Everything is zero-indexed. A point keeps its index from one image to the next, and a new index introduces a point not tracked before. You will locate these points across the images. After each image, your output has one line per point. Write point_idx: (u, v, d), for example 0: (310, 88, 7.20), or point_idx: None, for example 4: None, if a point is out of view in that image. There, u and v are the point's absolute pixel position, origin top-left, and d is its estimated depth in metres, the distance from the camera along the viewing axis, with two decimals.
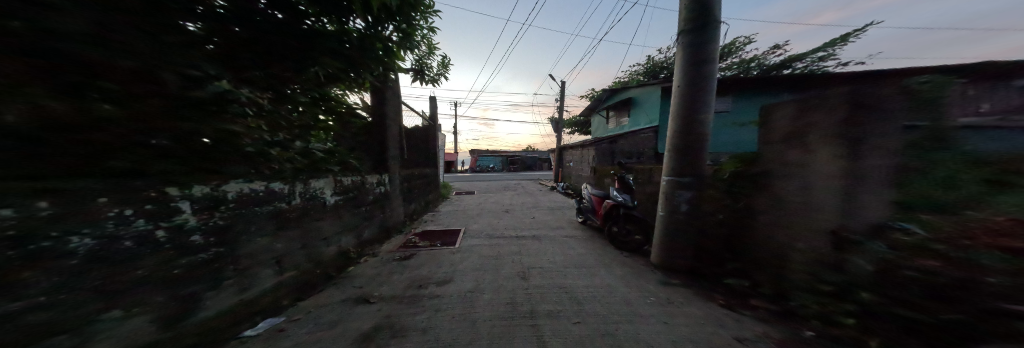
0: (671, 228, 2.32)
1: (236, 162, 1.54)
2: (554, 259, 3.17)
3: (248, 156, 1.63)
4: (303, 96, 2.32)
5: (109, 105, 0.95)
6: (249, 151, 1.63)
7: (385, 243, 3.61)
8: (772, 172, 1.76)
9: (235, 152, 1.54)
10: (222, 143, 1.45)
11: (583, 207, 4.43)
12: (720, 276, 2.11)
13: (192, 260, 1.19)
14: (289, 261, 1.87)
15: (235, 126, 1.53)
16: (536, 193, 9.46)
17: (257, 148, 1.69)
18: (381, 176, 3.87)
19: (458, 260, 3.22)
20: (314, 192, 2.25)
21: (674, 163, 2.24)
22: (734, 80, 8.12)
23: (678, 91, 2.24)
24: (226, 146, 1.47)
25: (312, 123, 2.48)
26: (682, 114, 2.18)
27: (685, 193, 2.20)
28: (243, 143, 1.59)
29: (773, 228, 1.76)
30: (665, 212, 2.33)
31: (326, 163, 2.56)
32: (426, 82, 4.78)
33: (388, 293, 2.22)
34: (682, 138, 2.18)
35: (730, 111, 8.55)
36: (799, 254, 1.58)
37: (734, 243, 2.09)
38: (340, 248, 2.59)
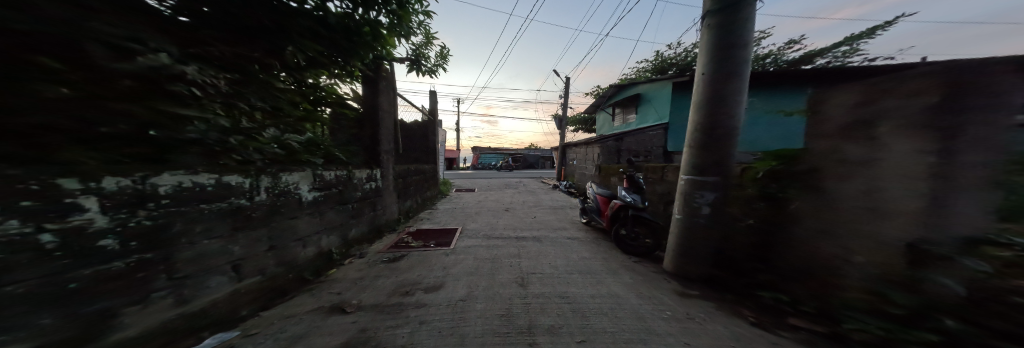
0: (690, 232, 2.04)
1: (177, 150, 1.32)
2: (556, 264, 2.92)
3: (197, 142, 1.42)
4: (284, 83, 2.14)
5: (62, 89, 0.90)
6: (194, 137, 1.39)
7: (375, 242, 3.41)
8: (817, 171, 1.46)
9: (177, 138, 1.31)
10: (162, 127, 1.24)
11: (587, 207, 4.17)
12: (747, 289, 1.83)
13: (99, 270, 0.97)
14: (250, 265, 1.65)
15: (183, 109, 1.32)
16: (539, 192, 9.20)
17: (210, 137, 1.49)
18: (374, 170, 3.62)
19: (452, 263, 3.01)
20: (285, 187, 1.94)
21: (695, 161, 1.95)
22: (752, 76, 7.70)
23: (702, 81, 1.95)
24: (167, 132, 1.26)
25: (292, 110, 2.23)
26: (707, 105, 1.89)
27: (710, 193, 1.89)
28: (190, 128, 1.37)
29: (812, 237, 1.46)
30: (681, 214, 2.07)
31: (307, 155, 2.33)
32: (422, 74, 4.54)
33: (368, 301, 2.00)
34: (706, 133, 1.88)
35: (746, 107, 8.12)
36: (850, 270, 1.29)
37: (764, 253, 1.79)
38: (320, 249, 2.37)
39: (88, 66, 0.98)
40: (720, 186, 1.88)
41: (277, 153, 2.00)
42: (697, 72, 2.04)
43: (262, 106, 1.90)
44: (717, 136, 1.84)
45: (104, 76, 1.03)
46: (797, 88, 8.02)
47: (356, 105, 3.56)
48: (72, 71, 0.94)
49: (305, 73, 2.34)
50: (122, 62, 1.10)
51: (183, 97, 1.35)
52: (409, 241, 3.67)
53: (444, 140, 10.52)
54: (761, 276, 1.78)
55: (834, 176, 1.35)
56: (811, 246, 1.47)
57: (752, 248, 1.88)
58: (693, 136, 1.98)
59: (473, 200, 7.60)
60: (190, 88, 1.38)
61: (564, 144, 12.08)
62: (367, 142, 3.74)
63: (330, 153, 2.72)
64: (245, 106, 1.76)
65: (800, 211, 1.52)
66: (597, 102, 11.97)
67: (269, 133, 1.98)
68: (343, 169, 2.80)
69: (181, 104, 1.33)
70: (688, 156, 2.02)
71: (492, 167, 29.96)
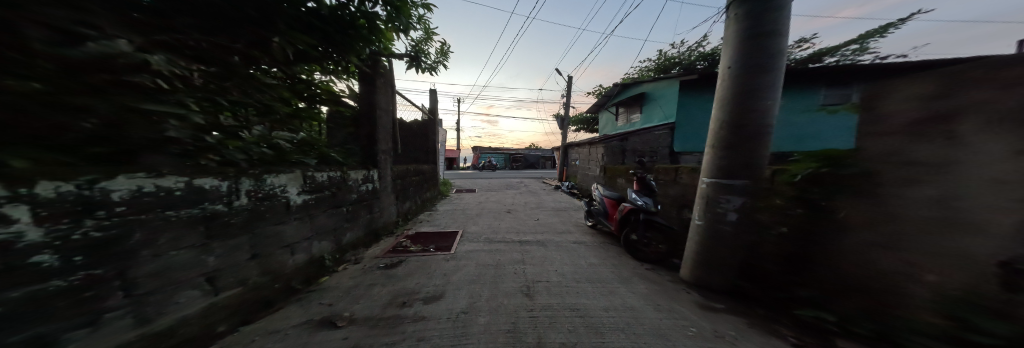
0: (713, 239, 1.87)
1: (140, 151, 1.16)
2: (563, 272, 2.76)
3: (164, 141, 1.25)
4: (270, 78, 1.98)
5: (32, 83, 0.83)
6: (167, 135, 1.25)
7: (372, 247, 3.26)
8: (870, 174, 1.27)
9: (144, 137, 1.16)
10: (124, 125, 1.10)
11: (594, 210, 4.01)
12: (787, 305, 1.65)
13: (27, 293, 0.79)
14: (227, 277, 1.48)
15: (154, 104, 1.18)
16: (540, 193, 9.04)
17: (180, 134, 1.32)
18: (371, 172, 3.46)
19: (453, 269, 2.86)
20: (272, 189, 1.75)
21: (720, 163, 1.78)
22: None
23: (729, 75, 1.78)
24: (128, 131, 1.11)
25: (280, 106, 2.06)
26: (734, 102, 1.72)
27: (737, 198, 1.72)
28: (162, 126, 1.23)
29: (866, 249, 1.29)
30: (703, 220, 1.91)
31: (297, 156, 2.16)
32: (422, 71, 4.39)
33: (361, 313, 1.82)
34: (733, 132, 1.71)
35: None
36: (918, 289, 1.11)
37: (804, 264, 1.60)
38: (312, 256, 2.20)
39: (43, 55, 0.88)
40: (749, 190, 1.70)
41: (261, 153, 1.83)
42: (722, 65, 1.87)
43: (247, 103, 1.74)
44: (746, 135, 1.67)
45: (61, 67, 0.91)
46: (807, 87, 7.83)
47: (352, 103, 3.40)
48: (44, 63, 0.88)
49: (295, 67, 2.17)
50: (66, 46, 0.94)
51: (144, 90, 1.17)
52: (407, 246, 3.51)
53: (444, 140, 10.37)
54: (799, 290, 1.60)
55: (896, 181, 1.17)
56: (864, 259, 1.29)
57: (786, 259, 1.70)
58: (718, 136, 1.81)
59: (474, 201, 7.44)
60: (154, 80, 1.20)
61: (566, 144, 11.94)
62: (364, 142, 3.58)
63: (324, 153, 2.56)
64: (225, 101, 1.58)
65: (850, 220, 1.35)
66: (599, 102, 11.83)
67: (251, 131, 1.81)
68: (337, 170, 2.63)
69: (150, 99, 1.17)
70: (711, 157, 1.85)
71: (492, 167, 29.80)
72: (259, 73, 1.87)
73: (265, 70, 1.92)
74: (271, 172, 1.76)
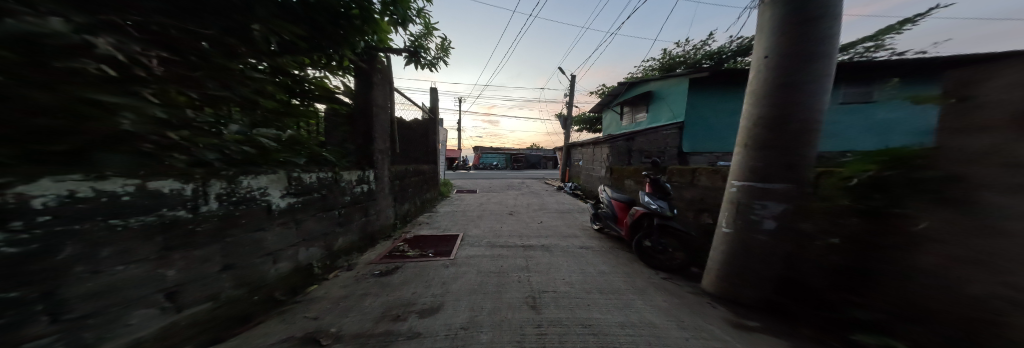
0: (745, 249, 1.72)
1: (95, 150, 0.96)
2: (571, 281, 2.57)
3: (122, 138, 1.03)
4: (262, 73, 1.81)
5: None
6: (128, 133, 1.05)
7: (367, 252, 3.08)
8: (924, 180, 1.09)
9: (103, 134, 0.97)
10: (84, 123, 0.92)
11: (600, 213, 3.82)
12: (845, 328, 1.42)
13: None
14: (197, 291, 1.26)
15: (105, 94, 0.96)
16: (543, 194, 8.85)
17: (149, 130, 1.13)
18: (367, 172, 3.28)
19: (452, 278, 2.67)
20: (251, 193, 1.54)
21: (754, 164, 1.61)
22: None
23: (766, 66, 1.61)
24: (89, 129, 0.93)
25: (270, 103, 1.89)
26: (773, 95, 1.55)
27: (776, 204, 1.55)
28: (122, 124, 1.02)
29: (933, 267, 1.08)
30: (733, 227, 1.76)
31: (282, 155, 1.96)
32: (422, 68, 4.20)
33: (350, 329, 1.61)
34: (771, 128, 1.53)
35: None
36: (998, 318, 0.90)
37: (862, 281, 1.39)
38: (298, 264, 2.00)
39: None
40: (789, 195, 1.52)
41: (243, 152, 1.64)
42: (757, 55, 1.69)
43: (230, 99, 1.55)
44: (787, 133, 1.48)
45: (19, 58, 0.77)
46: None
47: (347, 100, 3.24)
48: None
49: (282, 58, 1.98)
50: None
51: (93, 79, 0.94)
52: (404, 250, 3.34)
53: (445, 140, 10.19)
54: (859, 311, 1.39)
55: None
56: (930, 277, 1.09)
57: (842, 274, 1.49)
58: (752, 133, 1.64)
59: (475, 202, 7.24)
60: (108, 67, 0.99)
61: (569, 145, 11.76)
62: (359, 141, 3.40)
63: (315, 153, 2.39)
64: (198, 94, 1.38)
65: (911, 230, 1.15)
66: (603, 101, 11.59)
67: (233, 128, 1.61)
68: (329, 171, 2.44)
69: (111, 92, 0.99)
70: (743, 157, 1.68)
71: (493, 167, 29.61)
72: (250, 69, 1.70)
73: (255, 65, 1.74)
74: (247, 174, 1.54)
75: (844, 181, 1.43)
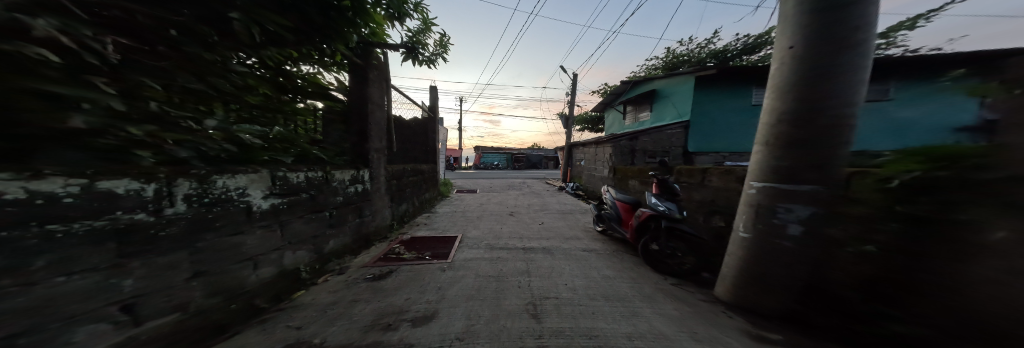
0: (766, 256, 1.58)
1: (38, 146, 0.83)
2: (574, 287, 2.43)
3: (75, 134, 0.91)
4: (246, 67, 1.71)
5: None
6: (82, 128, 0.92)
7: (362, 254, 2.96)
8: (975, 181, 0.97)
9: (49, 128, 0.84)
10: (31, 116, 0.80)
11: (604, 215, 3.69)
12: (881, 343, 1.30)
13: None
14: (163, 300, 1.14)
15: (53, 85, 0.84)
16: (544, 194, 8.70)
17: (113, 126, 1.02)
18: (362, 172, 3.16)
19: (450, 282, 2.55)
20: (228, 193, 1.40)
21: (777, 164, 1.48)
22: None
23: (792, 57, 1.48)
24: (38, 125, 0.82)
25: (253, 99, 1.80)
26: (800, 89, 1.42)
27: (803, 207, 1.41)
28: (71, 119, 0.89)
29: (990, 280, 0.95)
30: (752, 232, 1.63)
31: (264, 152, 1.85)
32: (420, 64, 4.08)
33: (337, 340, 1.49)
34: (798, 125, 1.40)
35: None
36: None
37: (901, 293, 1.26)
38: (282, 269, 1.87)
39: None
40: (816, 197, 1.39)
41: (222, 150, 1.51)
42: (781, 46, 1.56)
43: (206, 92, 1.45)
44: (816, 130, 1.35)
45: None
46: None
47: (341, 97, 3.13)
48: None
49: (267, 50, 1.86)
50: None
51: (40, 66, 0.83)
52: (400, 253, 3.22)
53: (445, 140, 10.07)
54: (895, 324, 1.27)
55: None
56: (988, 291, 0.96)
57: (876, 281, 1.35)
58: (775, 131, 1.51)
59: (475, 202, 7.11)
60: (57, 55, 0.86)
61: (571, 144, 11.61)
62: (354, 139, 3.28)
63: (306, 151, 2.29)
64: (168, 86, 1.26)
65: (962, 237, 1.01)
66: (605, 100, 11.44)
67: (212, 123, 1.49)
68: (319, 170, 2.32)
69: (61, 82, 0.87)
70: (765, 157, 1.56)
71: (494, 167, 29.42)
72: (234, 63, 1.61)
73: (238, 58, 1.64)
74: (226, 173, 1.40)
75: (885, 182, 1.28)
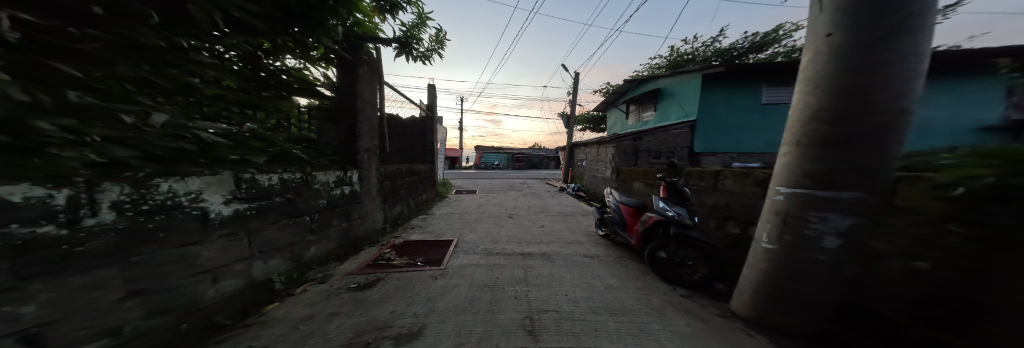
0: (793, 270, 1.38)
1: None
2: (574, 298, 2.24)
3: None
4: (210, 56, 1.56)
5: None
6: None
7: (349, 260, 2.79)
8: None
9: None
10: None
11: (607, 219, 3.50)
12: None
13: None
14: (84, 327, 0.94)
15: None
16: (545, 195, 8.51)
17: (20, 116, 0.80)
18: (350, 173, 2.98)
19: (441, 292, 2.36)
20: (171, 199, 1.21)
21: (810, 167, 1.29)
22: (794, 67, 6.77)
23: (829, 46, 1.29)
24: None
25: (221, 90, 1.65)
26: (839, 82, 1.23)
27: (841, 217, 1.21)
28: None
29: None
30: (777, 243, 1.43)
31: (233, 153, 1.68)
32: (415, 60, 3.91)
33: None
34: (836, 123, 1.21)
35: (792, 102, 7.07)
36: None
37: (959, 315, 1.03)
38: (251, 279, 1.69)
39: None
40: (857, 206, 1.18)
41: (172, 150, 1.34)
42: (816, 34, 1.37)
43: (154, 83, 1.27)
44: (860, 129, 1.15)
45: None
46: None
47: (328, 93, 2.96)
48: None
49: (231, 39, 1.69)
50: None
51: None
52: (391, 258, 3.05)
53: (444, 139, 9.89)
54: None
55: None
56: None
57: (924, 304, 1.14)
58: (809, 130, 1.32)
59: (473, 204, 6.92)
60: None
61: (573, 145, 11.41)
62: (342, 138, 3.11)
63: (287, 151, 2.17)
64: (103, 73, 1.09)
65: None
66: (608, 99, 11.24)
67: (162, 120, 1.28)
68: (298, 170, 2.15)
69: None
70: (795, 160, 1.37)
71: (495, 167, 29.26)
72: (189, 50, 1.44)
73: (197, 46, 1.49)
74: (171, 177, 1.22)
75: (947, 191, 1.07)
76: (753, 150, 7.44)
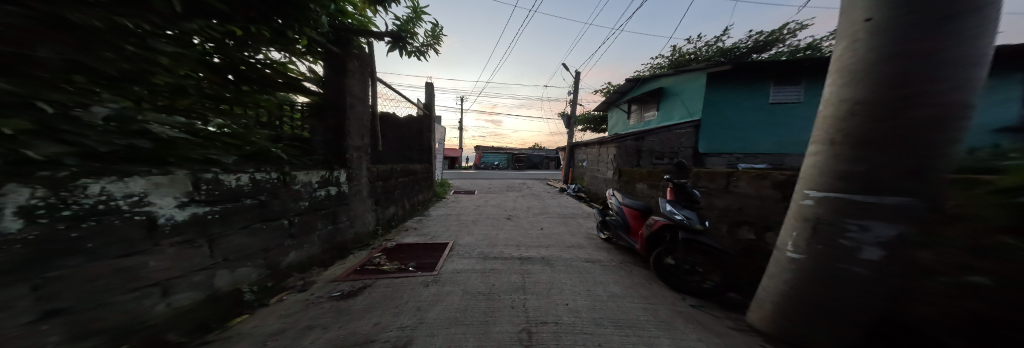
0: (823, 285, 1.17)
1: None
2: (573, 308, 2.08)
3: None
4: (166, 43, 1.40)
5: None
6: None
7: (335, 265, 2.63)
8: None
9: None
10: None
11: (609, 221, 3.34)
12: None
13: None
14: None
15: None
16: (545, 196, 8.34)
17: None
18: (336, 172, 2.83)
19: (431, 300, 2.19)
20: (105, 201, 1.04)
21: (847, 169, 1.10)
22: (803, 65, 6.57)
23: (868, 32, 1.11)
24: None
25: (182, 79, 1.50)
26: (882, 71, 1.04)
27: (886, 226, 1.00)
28: None
29: None
30: (806, 253, 1.23)
31: (196, 151, 1.54)
32: (409, 55, 3.74)
33: None
34: (881, 118, 1.02)
35: (802, 101, 6.85)
36: None
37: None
38: (211, 290, 1.54)
39: None
40: (907, 213, 0.98)
41: (122, 146, 1.19)
42: (853, 20, 1.19)
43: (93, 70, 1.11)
44: (911, 123, 0.96)
45: None
46: None
47: (314, 88, 2.80)
48: None
49: (191, 23, 1.54)
50: None
51: None
52: (380, 263, 2.88)
53: (443, 139, 9.72)
54: None
55: None
56: None
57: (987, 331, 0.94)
58: (846, 127, 1.14)
59: (471, 205, 6.75)
60: None
61: (573, 145, 11.27)
62: (330, 136, 2.95)
63: (264, 149, 2.07)
64: (29, 58, 0.94)
65: None
66: (609, 99, 11.09)
67: (103, 111, 1.14)
68: (275, 170, 2.02)
69: None
70: (828, 160, 1.18)
71: (495, 167, 29.12)
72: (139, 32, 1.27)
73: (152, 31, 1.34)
74: (107, 177, 1.06)
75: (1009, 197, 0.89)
76: (761, 151, 7.24)
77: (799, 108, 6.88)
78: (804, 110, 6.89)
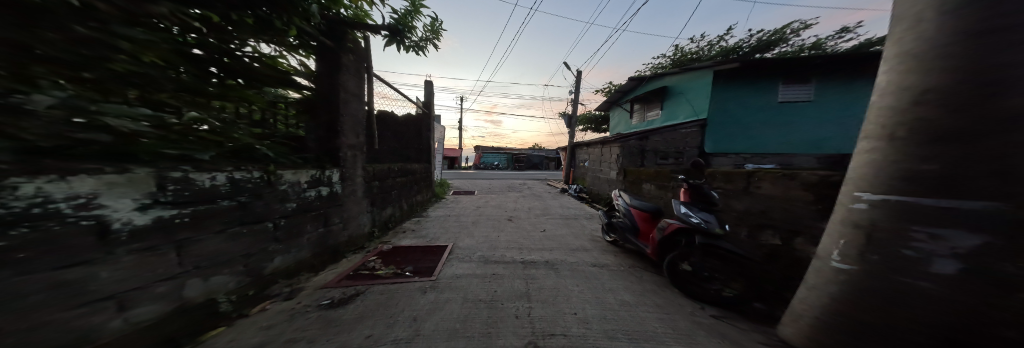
0: (879, 300, 1.02)
1: None
2: (581, 318, 1.92)
3: None
4: (128, 26, 1.25)
5: None
6: None
7: (326, 271, 2.48)
8: None
9: None
10: None
11: (616, 224, 3.20)
12: None
13: None
14: None
15: None
16: (546, 196, 8.20)
17: None
18: (328, 172, 2.67)
19: (428, 308, 2.04)
20: (45, 199, 0.89)
21: (912, 167, 0.95)
22: (811, 63, 6.42)
23: (936, 10, 0.96)
24: None
25: (151, 67, 1.35)
26: (955, 53, 0.89)
27: (966, 235, 0.84)
28: None
29: None
30: (860, 264, 1.07)
31: (166, 147, 1.38)
32: (407, 50, 3.59)
33: None
34: (956, 108, 0.87)
35: (811, 100, 6.72)
36: None
37: None
38: (178, 301, 1.40)
39: None
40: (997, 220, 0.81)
41: (73, 140, 1.04)
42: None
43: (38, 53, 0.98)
44: (996, 112, 0.80)
45: None
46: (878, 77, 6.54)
47: (306, 83, 2.64)
48: None
49: (158, 6, 1.38)
50: None
51: None
52: (375, 267, 2.73)
53: (442, 138, 9.56)
54: None
55: None
56: None
57: None
58: (909, 118, 0.99)
59: (470, 205, 6.58)
60: None
61: (574, 144, 11.17)
62: (322, 133, 2.79)
63: (247, 147, 1.92)
64: None
65: None
66: (612, 99, 10.96)
67: (48, 101, 0.99)
68: (258, 168, 1.88)
69: None
70: (885, 158, 1.03)
71: (495, 167, 28.99)
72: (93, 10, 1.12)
73: (114, 12, 1.19)
74: (45, 176, 0.90)
75: None
76: (768, 151, 7.11)
77: (807, 108, 6.75)
78: (813, 110, 6.76)
